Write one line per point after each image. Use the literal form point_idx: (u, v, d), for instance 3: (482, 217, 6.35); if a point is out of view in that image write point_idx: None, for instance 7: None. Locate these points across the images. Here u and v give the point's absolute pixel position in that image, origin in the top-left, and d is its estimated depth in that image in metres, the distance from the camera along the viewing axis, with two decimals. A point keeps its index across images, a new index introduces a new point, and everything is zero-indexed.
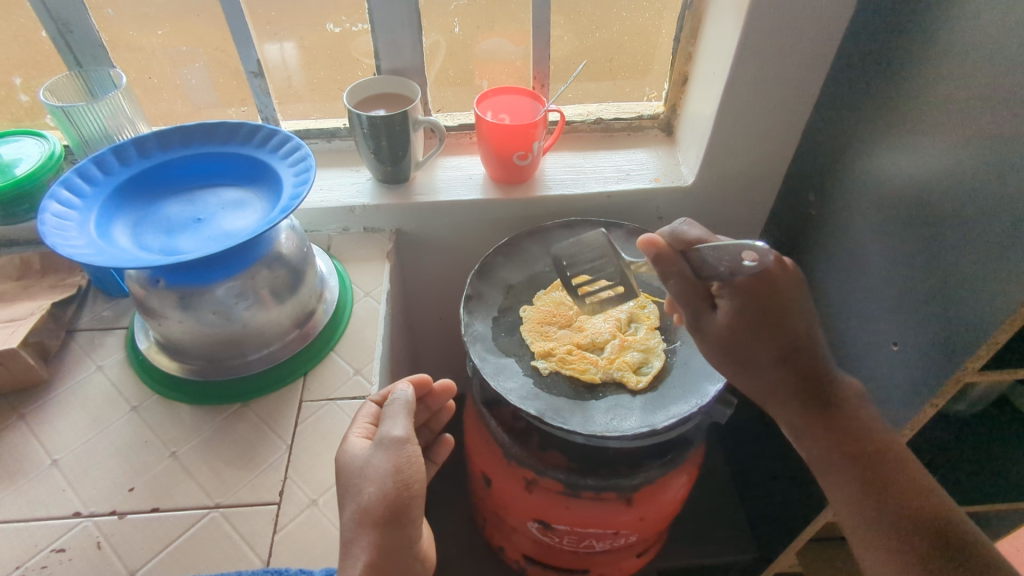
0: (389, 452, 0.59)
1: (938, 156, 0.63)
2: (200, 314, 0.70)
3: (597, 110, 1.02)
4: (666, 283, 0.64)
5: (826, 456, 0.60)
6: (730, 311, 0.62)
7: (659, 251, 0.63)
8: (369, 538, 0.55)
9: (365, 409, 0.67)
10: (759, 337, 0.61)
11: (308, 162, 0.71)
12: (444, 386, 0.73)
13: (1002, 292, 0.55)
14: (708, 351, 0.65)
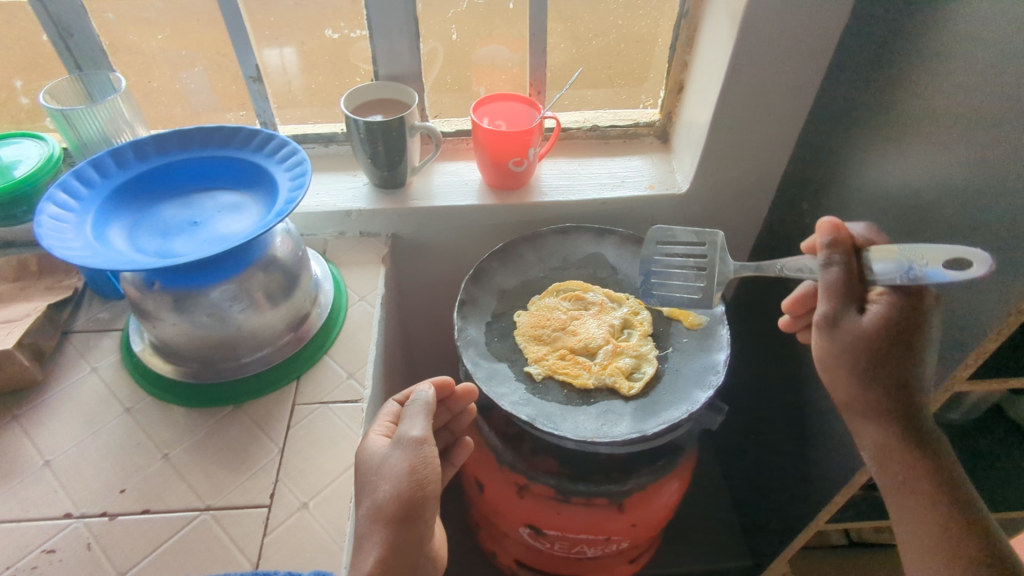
0: (406, 452, 0.60)
1: (929, 166, 0.63)
2: (195, 317, 0.70)
3: (593, 117, 1.03)
4: (824, 271, 0.59)
5: (905, 477, 0.63)
6: (884, 312, 0.58)
7: (840, 238, 0.58)
8: (380, 534, 0.57)
9: (388, 407, 0.69)
10: (901, 345, 0.59)
11: (305, 168, 0.72)
12: (467, 390, 0.71)
13: (993, 301, 0.55)
14: (833, 350, 0.61)
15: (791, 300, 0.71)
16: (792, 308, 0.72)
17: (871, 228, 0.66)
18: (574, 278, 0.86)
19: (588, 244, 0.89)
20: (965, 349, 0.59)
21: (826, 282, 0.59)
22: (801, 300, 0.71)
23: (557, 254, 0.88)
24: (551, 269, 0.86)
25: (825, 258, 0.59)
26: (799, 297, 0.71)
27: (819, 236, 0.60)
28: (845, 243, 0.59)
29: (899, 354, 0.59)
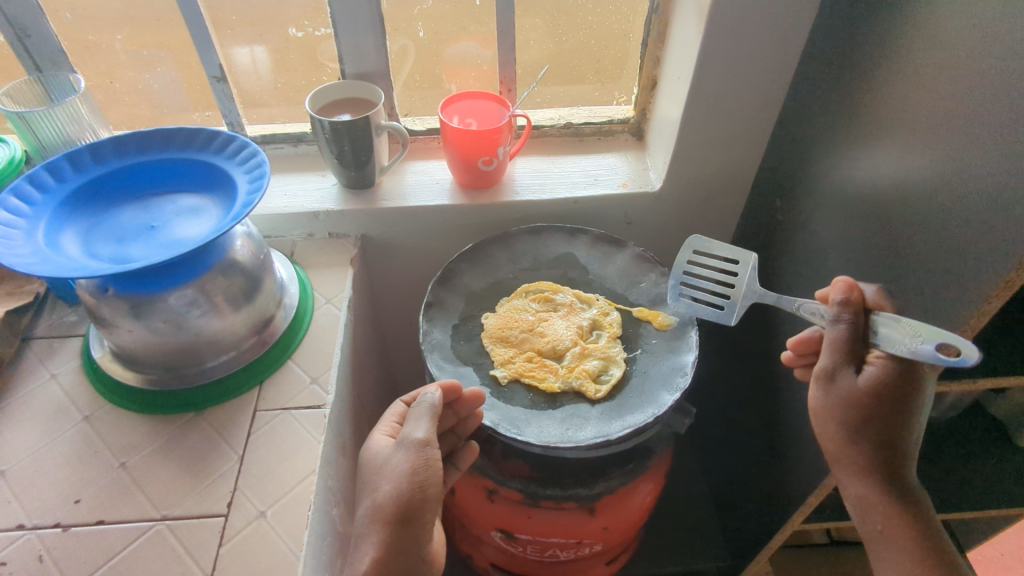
0: (408, 452, 0.60)
1: (897, 164, 0.62)
2: (151, 323, 0.68)
3: (568, 114, 1.01)
4: (832, 326, 0.58)
5: (892, 536, 0.60)
6: (878, 376, 0.56)
7: (852, 297, 0.57)
8: (379, 534, 0.58)
9: (394, 408, 0.70)
10: (892, 408, 0.57)
11: (264, 169, 0.70)
12: (473, 394, 0.67)
13: (956, 303, 0.54)
14: (827, 402, 0.59)
15: (796, 340, 0.66)
16: (796, 348, 0.67)
17: (880, 292, 0.62)
18: (544, 279, 0.84)
19: (559, 244, 0.88)
20: None
21: (831, 337, 0.58)
22: (806, 342, 0.66)
23: (527, 254, 0.87)
24: (521, 270, 0.85)
25: (834, 314, 0.58)
26: (805, 339, 0.66)
27: (832, 291, 0.58)
28: (856, 303, 0.57)
29: (891, 416, 0.57)
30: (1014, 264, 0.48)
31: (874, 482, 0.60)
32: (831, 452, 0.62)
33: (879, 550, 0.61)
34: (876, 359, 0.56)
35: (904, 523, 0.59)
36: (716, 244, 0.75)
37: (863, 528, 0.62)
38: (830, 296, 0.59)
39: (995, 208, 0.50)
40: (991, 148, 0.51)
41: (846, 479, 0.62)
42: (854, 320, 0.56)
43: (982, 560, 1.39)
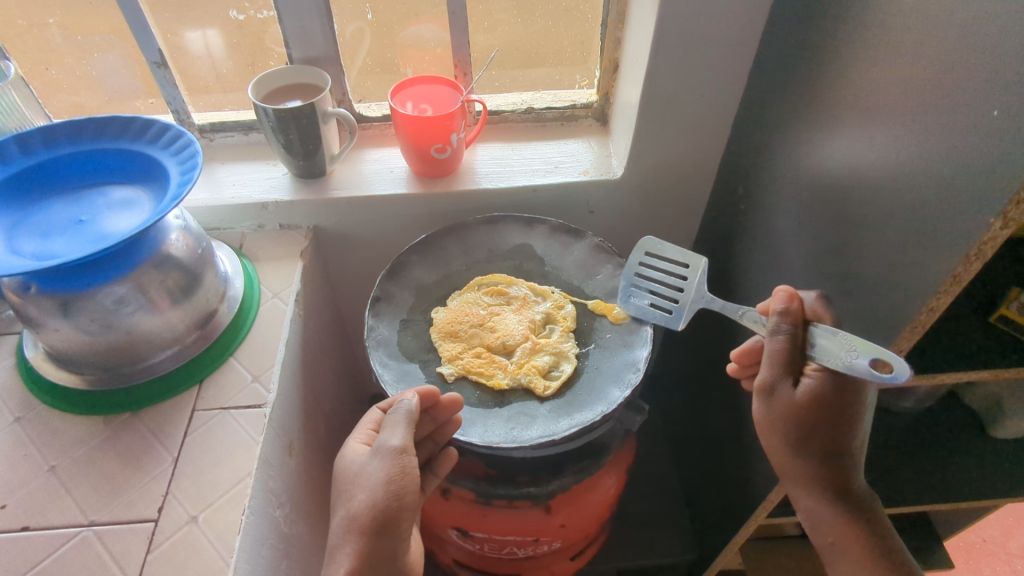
0: (384, 461, 0.58)
1: (854, 151, 0.60)
2: (79, 321, 0.65)
3: (530, 99, 0.98)
4: (771, 337, 0.57)
5: (844, 545, 0.60)
6: (816, 390, 0.56)
7: (791, 307, 0.56)
8: (355, 545, 0.55)
9: (371, 415, 0.66)
10: (833, 421, 0.57)
11: (196, 159, 0.67)
12: (451, 400, 0.63)
13: (908, 297, 0.52)
14: (769, 418, 0.59)
15: (739, 350, 0.66)
16: (740, 359, 0.67)
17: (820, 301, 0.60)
18: (499, 271, 0.82)
19: (515, 235, 0.85)
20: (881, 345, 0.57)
21: (770, 348, 0.57)
22: (749, 353, 0.65)
23: (483, 245, 0.84)
24: (475, 262, 0.83)
25: (773, 324, 0.57)
26: (747, 350, 0.66)
27: (773, 301, 0.58)
28: (796, 313, 0.57)
29: (830, 430, 0.57)
30: (962, 258, 0.46)
31: (821, 493, 0.60)
32: (779, 464, 0.62)
33: (834, 558, 0.62)
34: (814, 372, 0.56)
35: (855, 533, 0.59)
36: (666, 245, 0.75)
37: (817, 539, 0.62)
38: (771, 305, 0.58)
39: (945, 198, 0.48)
40: (943, 135, 0.48)
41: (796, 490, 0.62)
42: (791, 331, 0.56)
43: (963, 547, 1.38)
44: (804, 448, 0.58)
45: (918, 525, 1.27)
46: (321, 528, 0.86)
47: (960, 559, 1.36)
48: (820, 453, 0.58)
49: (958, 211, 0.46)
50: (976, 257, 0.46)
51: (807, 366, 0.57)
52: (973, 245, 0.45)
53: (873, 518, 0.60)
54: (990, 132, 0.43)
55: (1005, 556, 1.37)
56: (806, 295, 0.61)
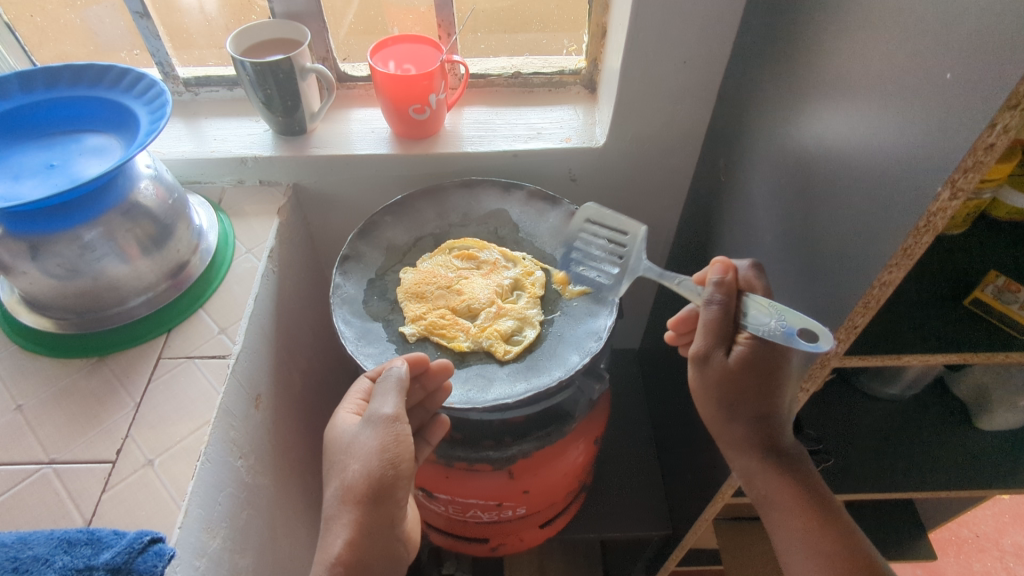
0: (377, 430, 0.56)
1: (825, 120, 0.58)
2: (47, 264, 0.66)
3: (519, 63, 0.96)
4: (705, 307, 0.60)
5: (777, 498, 0.62)
6: (746, 355, 0.59)
7: (726, 278, 0.60)
8: (351, 515, 0.54)
9: (360, 384, 0.63)
10: (763, 383, 0.60)
11: (165, 108, 0.67)
12: (440, 366, 0.62)
13: (863, 271, 0.51)
14: (704, 382, 0.61)
15: (677, 319, 0.68)
16: (677, 327, 0.69)
17: (754, 268, 0.63)
18: (471, 235, 0.81)
19: (492, 200, 0.85)
20: (837, 321, 0.55)
21: (705, 318, 0.60)
22: (686, 320, 0.68)
23: (459, 209, 0.84)
24: (449, 225, 0.82)
25: (709, 294, 0.60)
26: (683, 318, 0.68)
27: (710, 272, 0.61)
28: (730, 284, 0.60)
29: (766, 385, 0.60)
30: (911, 231, 0.45)
31: (756, 454, 0.62)
32: (714, 427, 0.65)
33: (771, 514, 0.64)
34: (745, 339, 0.60)
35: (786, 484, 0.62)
36: (608, 213, 0.74)
37: (753, 495, 0.65)
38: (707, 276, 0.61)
39: (901, 168, 0.46)
40: (904, 101, 0.46)
41: (731, 452, 0.64)
42: (724, 301, 0.59)
43: (954, 541, 1.36)
44: (737, 409, 0.61)
45: (905, 515, 1.25)
46: (291, 482, 0.87)
47: (949, 552, 1.35)
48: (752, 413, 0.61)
49: (911, 181, 0.45)
50: (926, 231, 0.45)
51: (740, 335, 0.61)
52: (921, 217, 0.44)
53: (800, 470, 0.63)
54: (947, 97, 0.42)
55: (997, 553, 1.35)
56: (740, 262, 0.64)
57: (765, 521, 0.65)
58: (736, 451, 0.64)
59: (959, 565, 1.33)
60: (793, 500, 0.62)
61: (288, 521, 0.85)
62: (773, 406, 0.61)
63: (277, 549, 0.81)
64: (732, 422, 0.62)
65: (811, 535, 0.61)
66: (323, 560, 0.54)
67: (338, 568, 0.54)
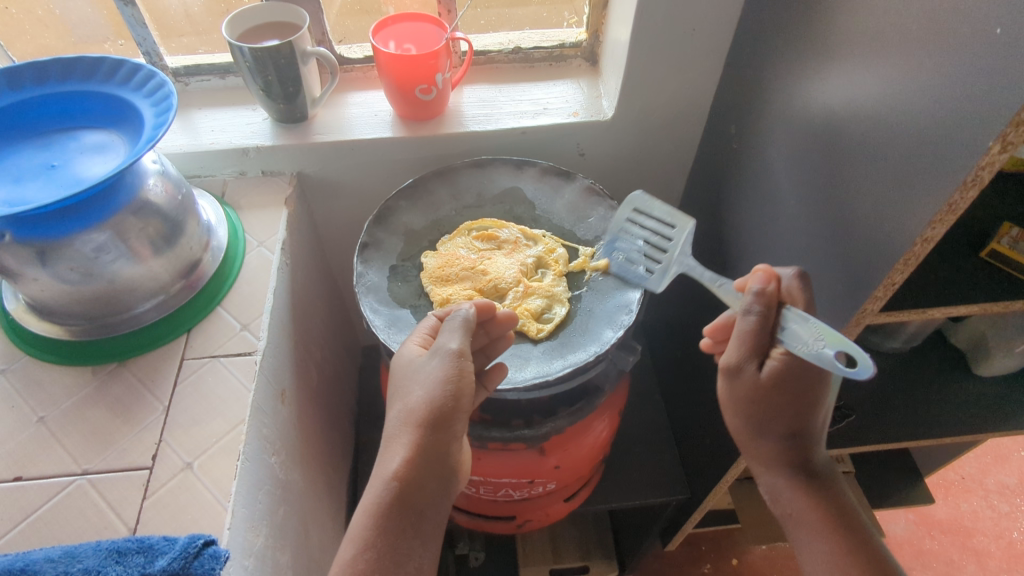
0: (443, 361, 0.57)
1: (851, 81, 0.58)
2: (58, 270, 0.64)
3: (517, 38, 0.95)
4: (744, 316, 0.60)
5: (801, 516, 0.65)
6: (778, 371, 0.60)
7: (767, 289, 0.59)
8: (410, 437, 0.56)
9: (427, 320, 0.64)
10: (794, 401, 0.62)
11: (170, 100, 0.64)
12: (508, 315, 0.64)
13: (901, 229, 0.52)
14: (732, 396, 0.64)
15: (713, 326, 0.68)
16: (712, 334, 0.69)
17: (798, 278, 0.63)
18: (488, 215, 0.81)
19: (505, 178, 0.84)
20: (872, 280, 0.57)
21: (743, 327, 0.60)
22: (721, 328, 0.68)
23: (472, 189, 0.83)
24: (464, 207, 0.81)
25: (747, 303, 0.60)
26: (721, 326, 0.68)
27: (752, 280, 0.61)
28: (771, 295, 0.59)
29: (795, 409, 0.63)
30: (958, 186, 0.46)
31: (782, 470, 0.66)
32: (742, 441, 0.69)
33: (794, 532, 0.66)
34: (778, 355, 0.60)
35: (811, 505, 0.65)
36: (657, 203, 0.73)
37: (778, 511, 0.68)
38: (749, 284, 0.61)
39: (942, 124, 0.47)
40: (943, 59, 0.47)
41: (758, 467, 0.68)
42: (762, 313, 0.58)
43: (943, 483, 1.42)
44: (764, 428, 0.65)
45: (901, 463, 1.30)
46: (316, 474, 0.86)
47: (940, 494, 1.40)
48: (779, 432, 0.65)
49: (957, 136, 0.46)
50: (973, 184, 0.45)
51: (774, 349, 0.61)
52: (969, 172, 0.45)
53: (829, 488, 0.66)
54: (995, 51, 0.42)
55: (982, 492, 1.41)
56: (786, 272, 0.64)
57: (789, 535, 0.68)
58: (764, 465, 0.67)
59: (949, 506, 1.39)
60: (817, 520, 0.64)
61: (316, 513, 0.85)
62: (804, 428, 0.64)
63: (310, 544, 0.80)
64: (759, 438, 0.66)
65: (829, 557, 0.63)
66: (383, 475, 0.56)
67: (394, 483, 0.55)
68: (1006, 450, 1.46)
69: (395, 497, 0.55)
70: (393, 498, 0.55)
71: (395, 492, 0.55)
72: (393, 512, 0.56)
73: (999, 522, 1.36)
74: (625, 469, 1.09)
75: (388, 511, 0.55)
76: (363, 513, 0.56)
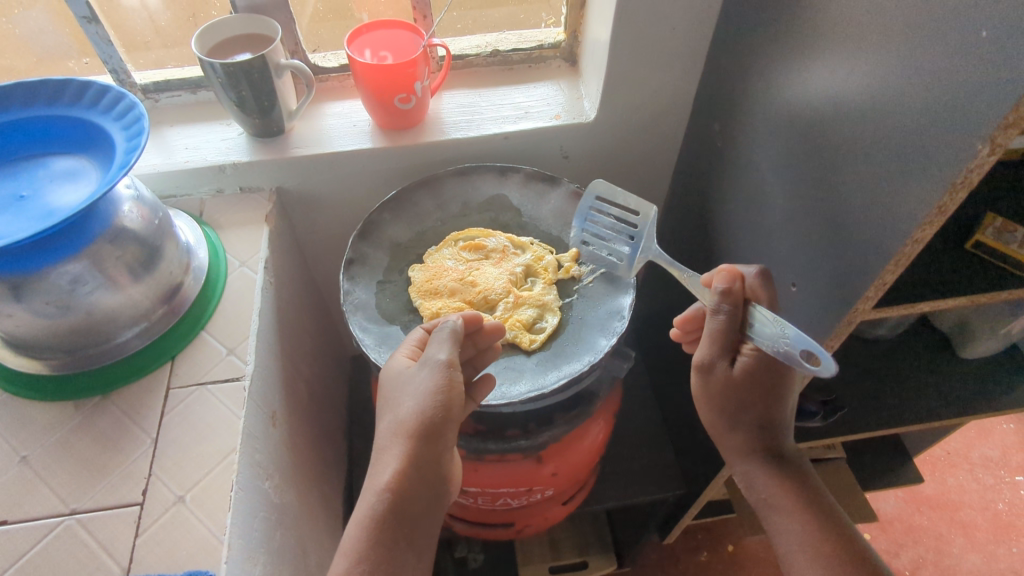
0: (432, 372, 0.56)
1: (834, 81, 0.58)
2: (34, 304, 0.62)
3: (495, 40, 0.94)
4: (713, 315, 0.61)
5: (777, 502, 0.63)
6: (749, 367, 0.62)
7: (732, 288, 0.59)
8: (401, 448, 0.55)
9: (415, 333, 0.63)
10: (766, 392, 0.63)
11: (141, 123, 0.62)
12: (496, 326, 0.63)
13: (890, 231, 0.52)
14: (706, 388, 0.64)
15: (683, 317, 0.69)
16: (683, 324, 0.70)
17: (761, 278, 0.63)
18: (474, 225, 0.80)
19: (489, 185, 0.83)
20: (861, 280, 0.56)
21: (713, 326, 0.61)
22: (692, 319, 0.69)
23: (457, 199, 0.82)
24: (449, 217, 0.80)
25: (715, 303, 0.60)
26: (690, 317, 0.69)
27: (716, 279, 0.61)
28: (737, 293, 0.59)
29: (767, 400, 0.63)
30: (947, 188, 0.45)
31: (756, 457, 0.64)
32: (716, 436, 0.68)
33: (771, 521, 0.63)
34: (749, 350, 0.62)
35: (787, 491, 0.63)
36: (618, 190, 0.73)
37: (754, 501, 0.65)
38: (714, 283, 0.61)
39: (930, 127, 0.47)
40: (927, 60, 0.47)
41: (732, 459, 0.66)
42: (730, 313, 0.59)
43: (930, 460, 1.44)
44: (739, 418, 0.64)
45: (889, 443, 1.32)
46: (310, 491, 0.85)
47: (927, 470, 1.42)
48: (753, 422, 0.64)
49: (946, 139, 0.45)
50: (962, 186, 0.45)
51: (744, 344, 0.63)
52: (959, 174, 0.44)
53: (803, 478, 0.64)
54: (983, 54, 0.42)
55: (967, 466, 1.43)
56: (747, 271, 0.65)
57: (766, 528, 0.65)
58: (738, 456, 0.66)
59: (936, 482, 1.41)
60: (793, 505, 0.62)
61: (313, 530, 0.83)
62: (776, 412, 0.64)
63: (309, 563, 0.79)
64: (731, 428, 0.65)
65: (809, 542, 0.60)
66: (374, 488, 0.55)
67: (388, 494, 0.54)
68: (989, 424, 1.49)
69: (389, 509, 0.55)
70: (388, 509, 0.54)
71: (388, 503, 0.54)
72: (387, 522, 0.54)
73: (985, 494, 1.39)
74: (620, 467, 1.09)
75: (381, 522, 0.54)
76: (356, 525, 0.55)
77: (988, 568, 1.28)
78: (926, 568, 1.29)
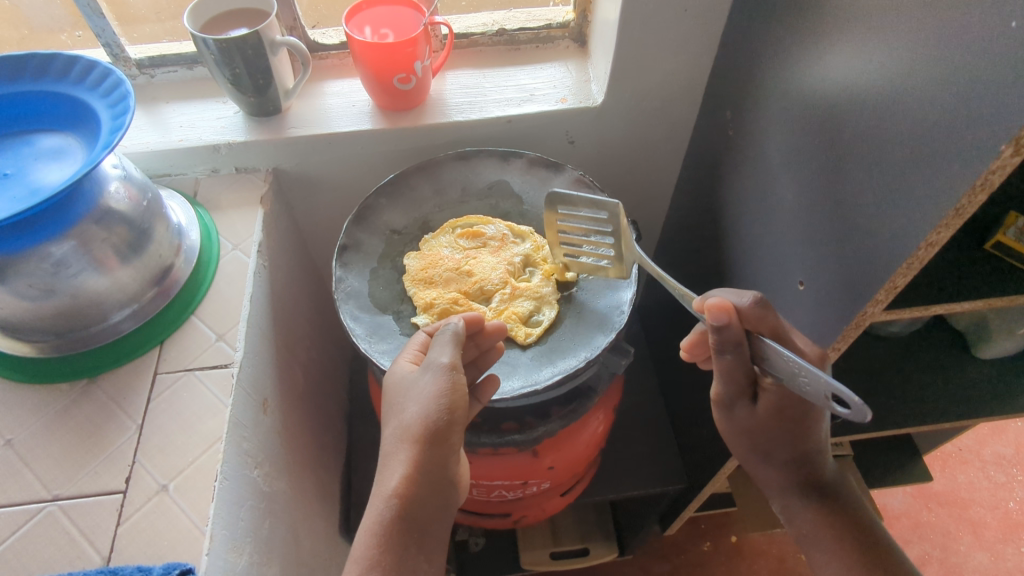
0: (437, 376, 0.55)
1: (852, 69, 0.54)
2: (17, 286, 0.60)
3: (502, 19, 0.91)
4: (719, 355, 0.56)
5: (816, 537, 0.64)
6: (771, 403, 0.60)
7: (729, 325, 0.52)
8: (408, 453, 0.53)
9: (417, 337, 0.61)
10: (795, 428, 0.62)
11: (127, 100, 0.59)
12: (497, 327, 0.61)
13: (904, 232, 0.48)
14: (732, 426, 0.65)
15: (689, 343, 0.65)
16: (691, 350, 0.66)
17: (757, 303, 0.56)
18: (473, 212, 0.77)
19: (490, 170, 0.80)
20: (871, 283, 0.53)
21: (722, 365, 0.57)
22: (698, 345, 0.65)
23: (456, 184, 0.79)
24: (448, 203, 0.78)
25: (719, 342, 0.55)
26: (695, 341, 0.65)
27: (707, 316, 0.53)
28: (735, 326, 0.53)
29: (798, 434, 0.63)
30: (966, 191, 0.42)
31: (793, 492, 0.66)
32: (753, 470, 0.69)
33: (811, 552, 0.65)
34: (769, 385, 0.60)
35: (826, 525, 0.64)
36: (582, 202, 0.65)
37: (795, 533, 0.67)
38: (706, 319, 0.54)
39: (950, 122, 0.43)
40: (952, 50, 0.43)
41: (771, 492, 0.69)
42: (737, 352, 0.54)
43: (941, 457, 1.40)
44: (770, 455, 0.65)
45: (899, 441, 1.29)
46: (304, 475, 0.84)
47: (937, 468, 1.39)
48: (787, 457, 0.65)
49: (969, 137, 0.42)
50: (981, 188, 0.42)
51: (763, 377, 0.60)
52: (979, 175, 0.41)
53: (843, 509, 0.65)
54: (1011, 47, 0.38)
55: (979, 463, 1.40)
56: (739, 296, 0.57)
57: (809, 560, 0.66)
58: (776, 489, 0.68)
59: (946, 479, 1.38)
60: (833, 540, 0.63)
61: (306, 514, 0.83)
62: (807, 448, 0.64)
63: (301, 550, 0.78)
64: (766, 464, 0.67)
65: None
66: (382, 493, 0.53)
67: (395, 501, 0.53)
68: (1004, 422, 1.44)
69: (397, 514, 0.53)
70: (397, 516, 0.53)
71: (396, 510, 0.53)
72: (397, 529, 0.53)
73: (996, 492, 1.35)
74: (621, 458, 1.07)
75: (391, 528, 0.53)
76: (365, 532, 0.53)
77: (995, 568, 1.25)
78: (932, 565, 1.26)
